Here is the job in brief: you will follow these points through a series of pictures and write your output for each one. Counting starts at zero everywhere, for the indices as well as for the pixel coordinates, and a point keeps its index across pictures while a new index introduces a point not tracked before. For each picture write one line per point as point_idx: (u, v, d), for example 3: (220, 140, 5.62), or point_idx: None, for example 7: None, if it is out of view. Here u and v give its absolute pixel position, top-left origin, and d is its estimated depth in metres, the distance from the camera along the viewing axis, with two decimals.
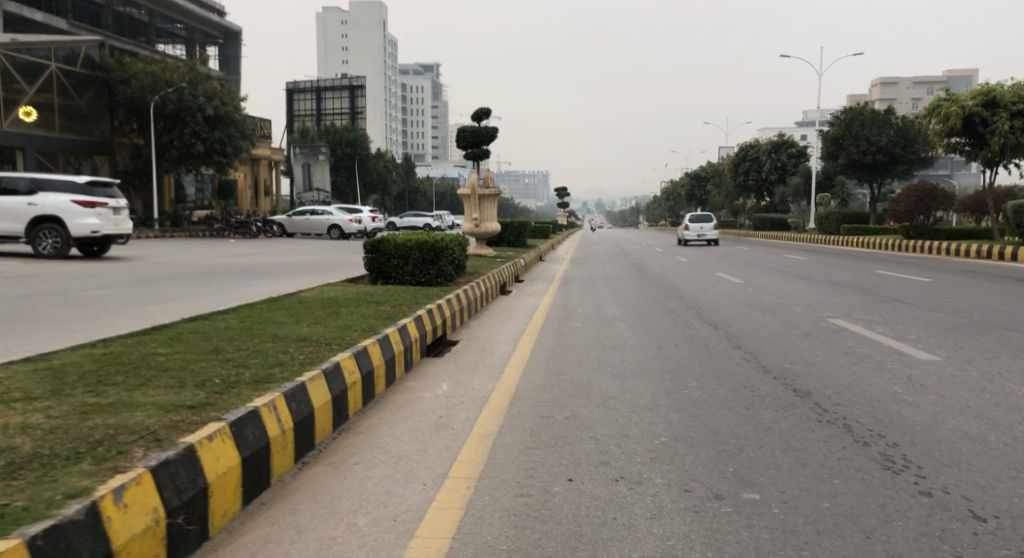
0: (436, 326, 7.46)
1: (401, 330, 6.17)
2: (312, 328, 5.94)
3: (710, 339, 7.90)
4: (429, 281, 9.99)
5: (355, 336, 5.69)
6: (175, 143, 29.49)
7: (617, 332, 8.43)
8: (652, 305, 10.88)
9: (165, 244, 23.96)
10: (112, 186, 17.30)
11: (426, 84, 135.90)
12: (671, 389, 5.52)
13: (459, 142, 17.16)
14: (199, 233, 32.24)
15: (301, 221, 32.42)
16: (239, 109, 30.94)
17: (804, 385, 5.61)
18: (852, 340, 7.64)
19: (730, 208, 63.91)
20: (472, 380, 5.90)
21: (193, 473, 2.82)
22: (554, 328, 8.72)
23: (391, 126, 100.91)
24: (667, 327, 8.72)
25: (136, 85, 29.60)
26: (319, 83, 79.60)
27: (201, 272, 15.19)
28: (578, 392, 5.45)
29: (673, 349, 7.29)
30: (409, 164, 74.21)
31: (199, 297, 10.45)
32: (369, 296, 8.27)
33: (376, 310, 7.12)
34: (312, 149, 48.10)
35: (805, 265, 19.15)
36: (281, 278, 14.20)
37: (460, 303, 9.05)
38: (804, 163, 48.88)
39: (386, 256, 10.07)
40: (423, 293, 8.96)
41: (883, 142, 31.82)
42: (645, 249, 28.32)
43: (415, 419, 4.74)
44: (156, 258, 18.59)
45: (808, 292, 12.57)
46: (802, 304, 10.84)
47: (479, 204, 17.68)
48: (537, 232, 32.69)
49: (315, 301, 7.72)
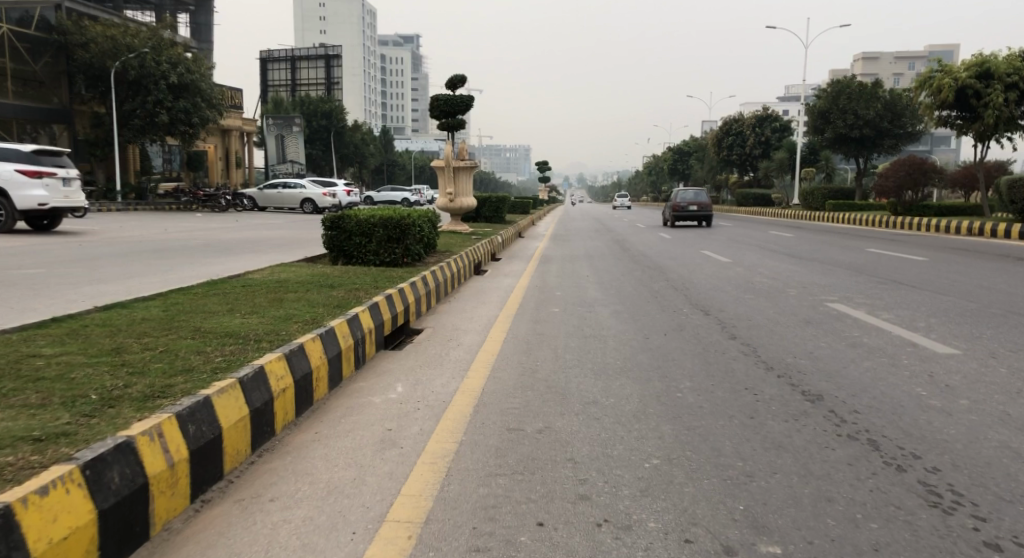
0: (397, 314, 6.63)
1: (350, 321, 5.33)
2: (249, 320, 5.06)
3: (702, 327, 7.17)
4: (394, 262, 9.13)
5: (293, 331, 4.81)
6: (138, 112, 27.91)
7: (599, 319, 7.66)
8: (637, 287, 10.14)
9: (126, 218, 22.74)
10: (62, 156, 16.05)
11: (406, 55, 133.07)
12: (662, 391, 4.78)
13: (433, 112, 16.19)
14: (165, 205, 30.90)
15: (272, 194, 31.19)
16: (206, 77, 29.39)
17: (813, 385, 4.90)
18: (857, 328, 6.96)
19: (712, 183, 63.33)
20: (431, 381, 5.10)
21: (6, 547, 1.97)
22: (530, 314, 7.94)
23: (370, 98, 98.63)
24: (653, 313, 7.99)
25: (96, 49, 27.64)
26: (295, 52, 77.38)
27: (153, 249, 14.12)
28: (550, 395, 4.71)
29: (661, 339, 6.56)
30: (387, 136, 72.60)
31: (140, 278, 9.48)
32: (323, 279, 7.39)
33: (329, 297, 6.27)
34: (285, 120, 46.52)
35: (793, 243, 18.50)
36: (240, 256, 13.19)
37: (426, 286, 8.22)
38: (788, 137, 48.31)
39: (347, 233, 9.17)
40: (386, 275, 8.08)
41: (871, 116, 31.21)
42: (627, 226, 27.54)
43: (359, 435, 3.93)
44: (110, 233, 17.43)
45: (801, 272, 11.91)
46: (796, 286, 10.15)
47: (454, 177, 16.75)
48: (517, 207, 31.81)
49: (259, 286, 6.80)
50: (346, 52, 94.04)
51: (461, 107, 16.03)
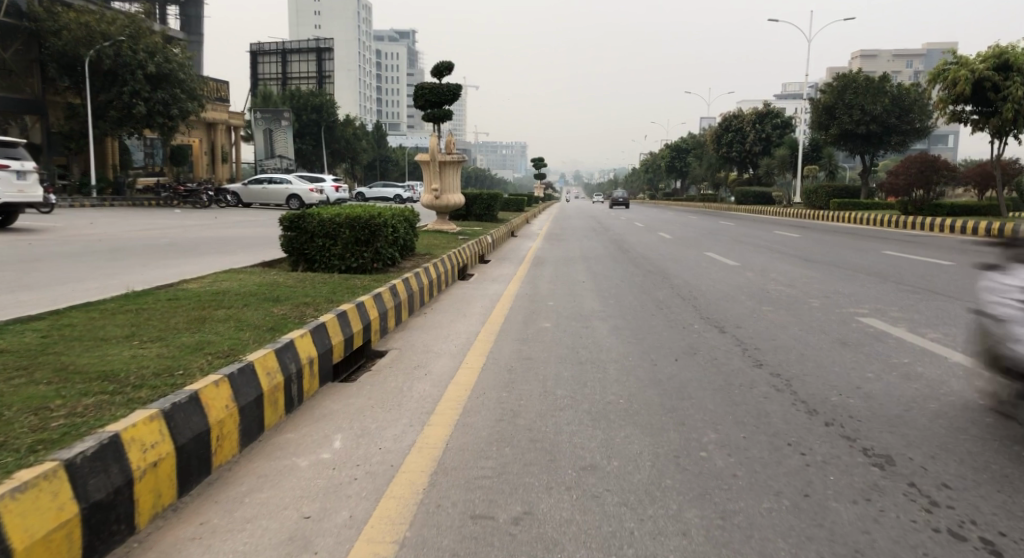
0: (354, 334, 5.45)
1: (281, 351, 4.17)
2: (145, 350, 3.86)
3: (719, 349, 6.05)
4: (362, 267, 7.98)
5: (196, 366, 3.62)
6: (114, 103, 26.59)
7: (596, 338, 6.54)
8: (639, 296, 9.03)
9: (99, 214, 21.57)
10: (18, 147, 14.70)
11: (402, 50, 131.39)
12: (680, 450, 3.66)
13: (417, 101, 15.02)
14: (144, 201, 29.62)
15: (257, 190, 29.93)
16: (187, 67, 28.12)
17: (877, 441, 3.76)
18: (902, 352, 5.85)
19: (711, 182, 62.23)
20: (380, 431, 3.93)
21: None
22: (517, 330, 6.80)
23: (364, 93, 97.24)
24: (660, 330, 6.88)
25: (69, 36, 26.30)
26: (285, 45, 75.97)
27: (109, 249, 12.90)
28: (530, 457, 3.56)
29: (671, 366, 5.45)
30: (381, 132, 71.31)
31: (73, 284, 8.28)
32: (270, 290, 6.20)
33: (265, 316, 5.07)
34: (274, 113, 45.25)
35: (801, 244, 17.43)
36: (203, 258, 11.99)
37: (397, 296, 7.06)
38: (789, 134, 47.23)
39: (309, 234, 8.01)
40: (347, 285, 6.89)
41: (878, 111, 30.13)
42: (625, 225, 26.44)
43: (261, 528, 2.76)
44: (70, 230, 16.17)
45: (818, 278, 10.82)
46: (817, 296, 9.05)
47: (439, 172, 15.56)
48: (511, 204, 30.67)
49: (186, 299, 5.60)
50: (338, 46, 92.47)
51: (447, 96, 14.84)
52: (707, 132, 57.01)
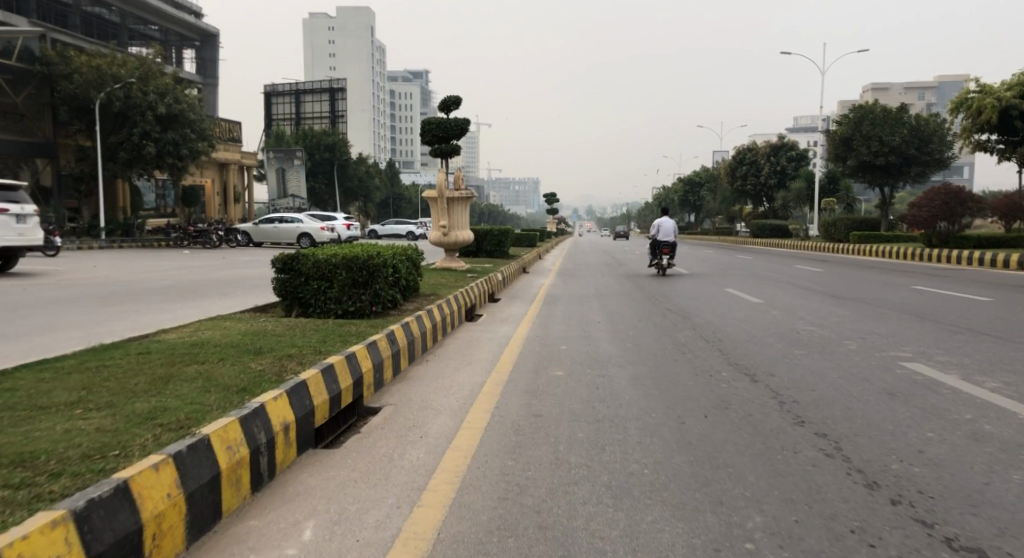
0: (342, 390, 4.85)
1: (249, 418, 3.57)
2: (84, 420, 3.27)
3: (752, 403, 5.40)
4: (360, 311, 7.44)
5: (140, 441, 3.02)
6: (124, 144, 26.66)
7: (613, 388, 5.92)
8: (659, 339, 8.41)
9: (106, 256, 21.34)
10: (18, 190, 14.42)
11: (415, 90, 133.24)
12: (723, 543, 3.00)
13: (424, 136, 14.65)
14: (154, 242, 29.46)
15: (268, 229, 29.72)
16: (196, 107, 28.18)
17: (965, 531, 3.08)
18: (962, 405, 5.17)
19: (726, 215, 61.76)
20: (361, 516, 3.30)
21: None
22: (526, 380, 6.18)
23: (378, 132, 98.32)
24: (684, 380, 6.22)
25: (80, 80, 26.49)
26: (298, 86, 77.11)
27: (105, 293, 12.48)
28: (538, 552, 2.93)
29: (701, 425, 4.80)
30: (393, 170, 71.66)
31: (55, 334, 7.77)
32: (253, 341, 5.62)
33: (240, 374, 4.48)
34: (287, 153, 45.47)
35: (826, 279, 16.75)
36: (199, 303, 11.52)
37: (396, 342, 6.48)
38: (805, 166, 46.71)
39: (303, 277, 7.46)
40: (340, 332, 6.32)
41: (896, 142, 29.55)
42: (640, 259, 25.85)
43: None
44: (69, 274, 15.82)
45: (849, 317, 10.15)
46: (852, 337, 8.40)
47: (447, 209, 15.12)
48: (523, 240, 30.19)
49: (156, 353, 5.02)
50: (352, 87, 93.82)
51: (454, 131, 14.49)
52: (720, 166, 56.68)
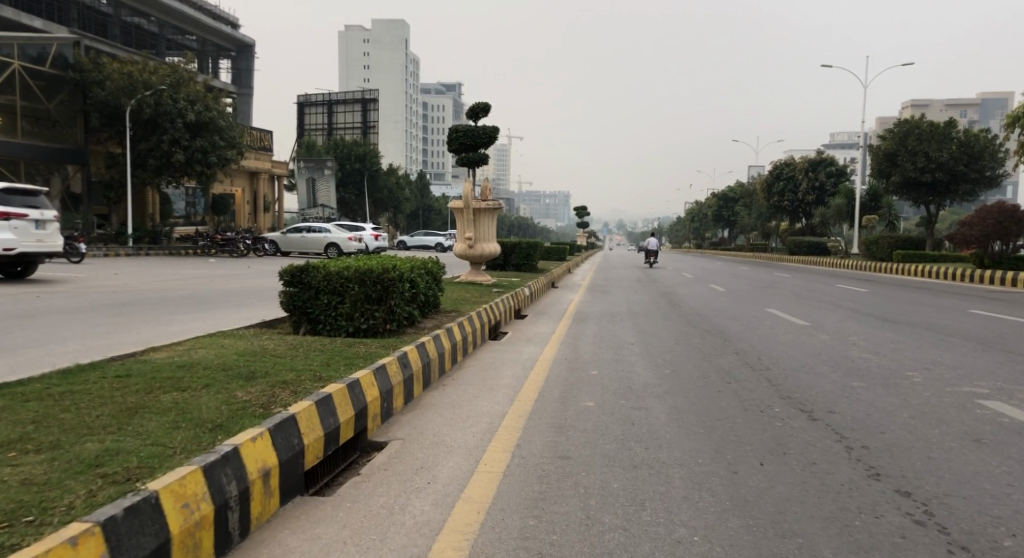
0: (340, 424, 4.23)
1: (216, 465, 2.96)
2: (13, 468, 2.71)
3: (815, 447, 4.64)
4: (372, 329, 6.86)
5: (66, 500, 2.43)
6: (154, 151, 26.84)
7: (650, 424, 5.22)
8: (698, 365, 7.64)
9: (129, 263, 21.26)
10: (37, 195, 14.22)
11: (447, 103, 133.88)
12: None
13: (451, 145, 14.13)
14: (182, 250, 29.49)
15: (296, 238, 29.52)
16: (226, 115, 28.29)
17: None
18: None
19: (761, 231, 60.25)
20: None
21: None
22: (552, 412, 5.51)
23: (409, 144, 98.80)
24: (731, 416, 5.47)
25: (112, 86, 26.75)
26: (331, 96, 77.92)
27: (117, 303, 12.13)
28: None
29: (756, 478, 4.06)
30: (424, 181, 71.67)
31: (51, 348, 7.30)
32: (247, 363, 5.05)
33: (221, 405, 3.90)
34: (318, 163, 45.57)
35: (874, 300, 15.77)
36: (212, 314, 11.08)
37: (410, 365, 5.86)
38: (844, 182, 45.29)
39: (313, 291, 6.89)
40: (347, 354, 5.72)
41: (944, 158, 28.26)
42: (672, 275, 24.97)
43: None
44: (88, 281, 15.60)
45: (906, 343, 9.30)
46: (915, 367, 7.55)
47: (474, 220, 14.54)
48: (553, 253, 29.50)
49: (137, 377, 4.48)
50: (385, 99, 94.49)
51: (482, 139, 13.95)
52: (756, 181, 55.41)
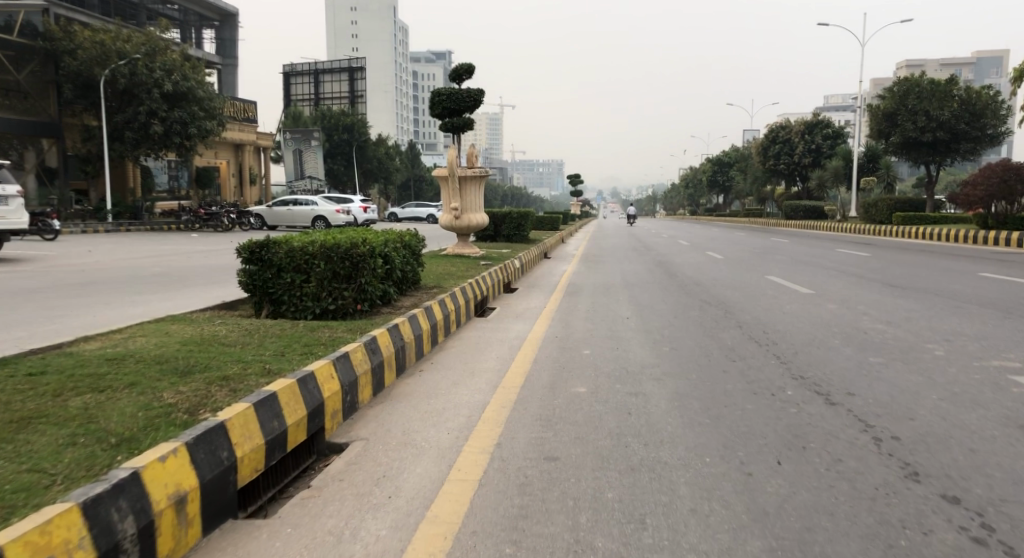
0: (286, 427, 3.58)
1: (98, 498, 2.31)
2: None
3: (839, 440, 4.04)
4: (341, 310, 6.22)
5: None
6: (131, 123, 25.86)
7: (649, 414, 4.60)
8: (701, 342, 7.03)
9: (107, 239, 20.54)
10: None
11: (438, 71, 131.54)
12: None
13: (434, 109, 13.35)
14: (164, 226, 28.69)
15: (282, 212, 28.68)
16: (205, 85, 27.26)
17: None
18: None
19: (756, 196, 59.48)
20: None
21: None
22: (539, 402, 4.89)
23: (400, 114, 97.14)
24: (741, 402, 4.86)
25: (83, 56, 25.64)
26: (317, 65, 76.26)
27: (82, 282, 11.46)
28: None
29: (776, 482, 3.45)
30: (415, 152, 70.48)
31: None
32: (185, 356, 4.39)
33: (137, 409, 3.24)
34: (304, 134, 44.46)
35: (877, 264, 15.18)
36: (183, 294, 10.42)
37: (381, 351, 5.23)
38: (842, 144, 44.48)
39: (275, 269, 6.21)
40: (307, 340, 5.08)
41: (945, 117, 27.50)
42: (668, 242, 24.36)
43: None
44: (57, 259, 14.89)
45: (920, 311, 8.70)
46: (933, 337, 6.97)
47: (460, 190, 13.83)
48: (546, 222, 28.83)
49: (51, 374, 3.83)
50: (374, 68, 92.62)
51: (466, 102, 13.15)
52: (752, 146, 54.49)
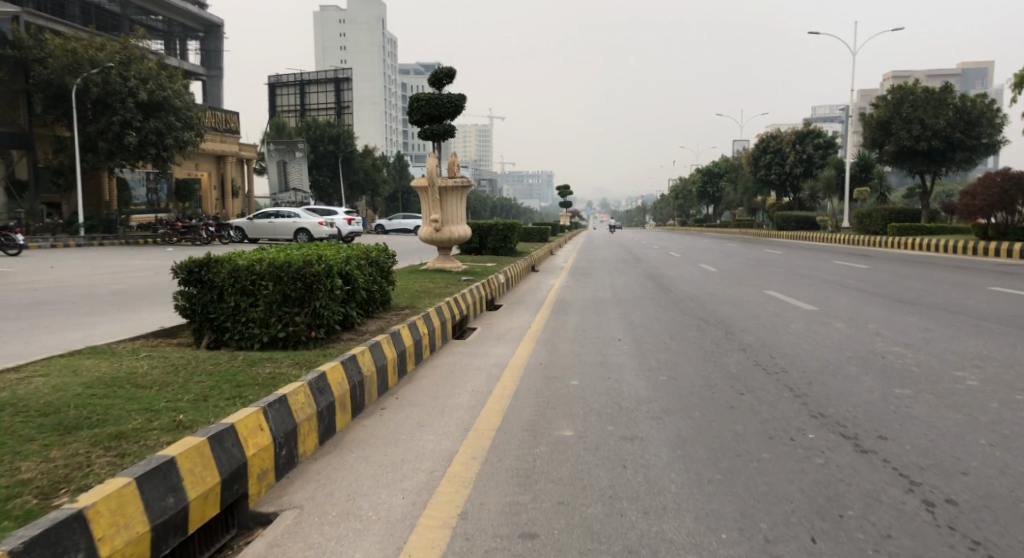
0: (187, 503, 2.76)
1: None
2: None
3: (886, 507, 3.26)
4: (292, 338, 5.41)
5: None
6: (104, 134, 24.97)
7: (648, 468, 3.81)
8: (702, 369, 6.26)
9: (74, 254, 19.65)
10: None
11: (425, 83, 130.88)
12: None
13: (413, 115, 12.60)
14: (140, 239, 27.73)
15: (263, 224, 27.78)
16: (182, 94, 26.45)
17: None
18: None
19: (747, 207, 59.03)
20: None
21: None
22: (516, 453, 4.08)
23: (387, 125, 96.33)
24: (758, 451, 4.08)
25: (54, 64, 24.76)
26: (304, 76, 75.28)
27: (29, 301, 10.58)
28: None
29: None
30: (402, 163, 69.71)
31: None
32: (75, 405, 3.56)
33: None
34: (289, 145, 43.66)
35: (879, 277, 14.50)
36: (136, 314, 9.53)
37: (331, 389, 4.43)
38: (833, 154, 43.98)
39: (216, 291, 5.42)
40: (242, 378, 4.27)
41: (940, 125, 27.05)
42: (660, 254, 23.63)
43: None
44: (13, 275, 13.96)
45: (937, 331, 7.99)
46: (961, 363, 6.25)
47: (441, 200, 13.07)
48: (534, 235, 28.02)
49: None
50: (361, 79, 91.85)
51: (447, 108, 12.42)
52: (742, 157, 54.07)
